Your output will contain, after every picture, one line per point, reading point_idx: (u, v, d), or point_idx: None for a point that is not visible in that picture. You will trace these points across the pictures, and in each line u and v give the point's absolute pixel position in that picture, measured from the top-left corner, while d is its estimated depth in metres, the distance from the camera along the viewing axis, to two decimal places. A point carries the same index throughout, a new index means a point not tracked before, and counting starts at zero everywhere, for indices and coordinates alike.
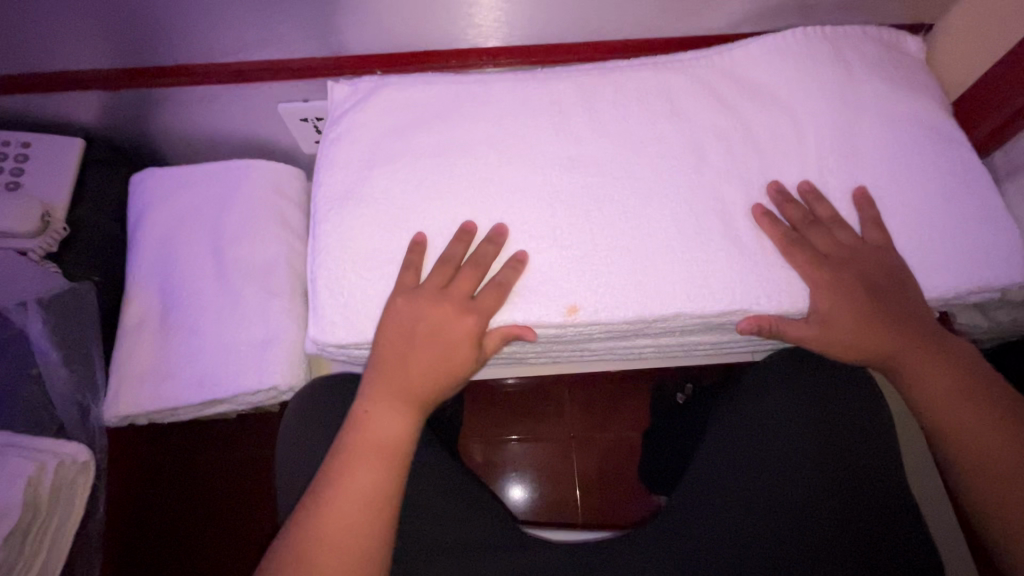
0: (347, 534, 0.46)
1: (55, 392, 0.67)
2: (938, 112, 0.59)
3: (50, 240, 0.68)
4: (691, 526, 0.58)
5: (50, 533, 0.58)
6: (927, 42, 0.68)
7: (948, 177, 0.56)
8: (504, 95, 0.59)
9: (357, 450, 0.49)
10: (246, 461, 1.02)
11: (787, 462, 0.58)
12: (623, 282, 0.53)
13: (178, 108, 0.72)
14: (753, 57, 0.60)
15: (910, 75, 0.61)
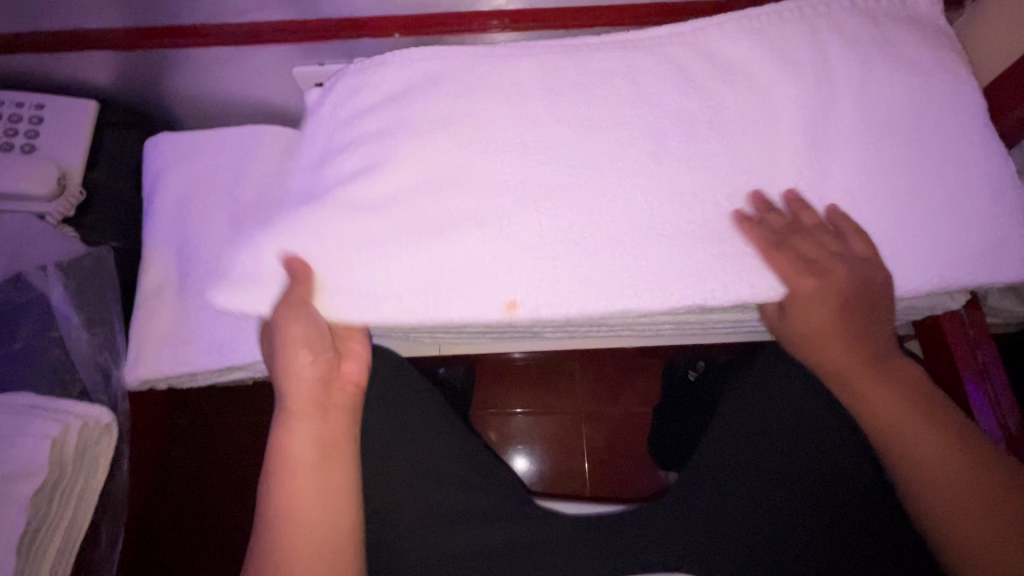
0: (312, 535, 0.52)
1: (78, 355, 0.66)
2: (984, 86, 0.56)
3: (68, 204, 0.68)
4: (713, 504, 0.59)
5: (76, 491, 0.60)
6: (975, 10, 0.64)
7: (991, 154, 0.53)
8: (524, 65, 0.57)
9: (298, 500, 0.53)
10: (262, 426, 1.04)
11: (773, 456, 0.60)
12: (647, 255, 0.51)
13: (191, 71, 0.71)
14: (790, 24, 0.57)
15: (956, 45, 0.58)
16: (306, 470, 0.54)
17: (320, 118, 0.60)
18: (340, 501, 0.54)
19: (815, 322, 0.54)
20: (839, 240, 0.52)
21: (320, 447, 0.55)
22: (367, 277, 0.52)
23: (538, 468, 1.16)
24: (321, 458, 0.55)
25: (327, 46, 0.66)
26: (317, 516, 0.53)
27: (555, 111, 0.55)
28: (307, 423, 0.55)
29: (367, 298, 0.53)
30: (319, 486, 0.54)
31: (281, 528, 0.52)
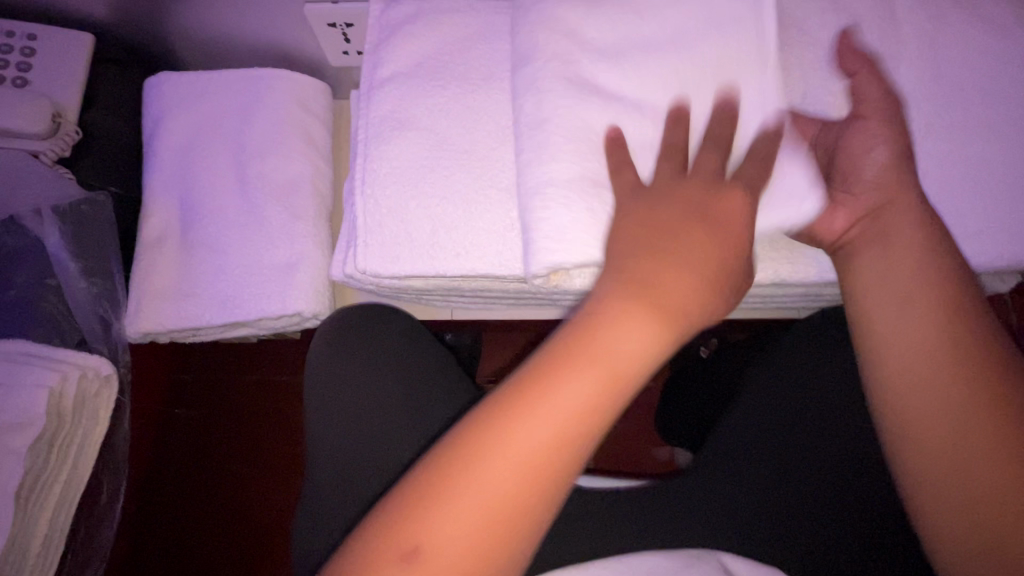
0: (454, 556, 0.35)
1: (76, 304, 0.63)
2: None
3: (64, 143, 0.64)
4: (723, 486, 0.58)
5: (76, 443, 0.58)
6: None
7: None
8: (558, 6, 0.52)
9: (486, 501, 0.36)
10: (265, 385, 1.02)
11: (790, 442, 0.58)
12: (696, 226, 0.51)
13: (195, 5, 0.65)
14: None
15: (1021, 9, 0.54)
16: (616, 352, 0.39)
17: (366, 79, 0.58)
18: (572, 423, 0.37)
19: (914, 329, 0.46)
20: None
21: (600, 398, 0.38)
22: (582, 220, 0.48)
23: None
24: (616, 383, 0.39)
25: None
26: (521, 466, 0.36)
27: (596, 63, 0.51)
28: (638, 323, 0.40)
29: (573, 231, 0.48)
30: (634, 347, 0.40)
31: (513, 421, 0.37)
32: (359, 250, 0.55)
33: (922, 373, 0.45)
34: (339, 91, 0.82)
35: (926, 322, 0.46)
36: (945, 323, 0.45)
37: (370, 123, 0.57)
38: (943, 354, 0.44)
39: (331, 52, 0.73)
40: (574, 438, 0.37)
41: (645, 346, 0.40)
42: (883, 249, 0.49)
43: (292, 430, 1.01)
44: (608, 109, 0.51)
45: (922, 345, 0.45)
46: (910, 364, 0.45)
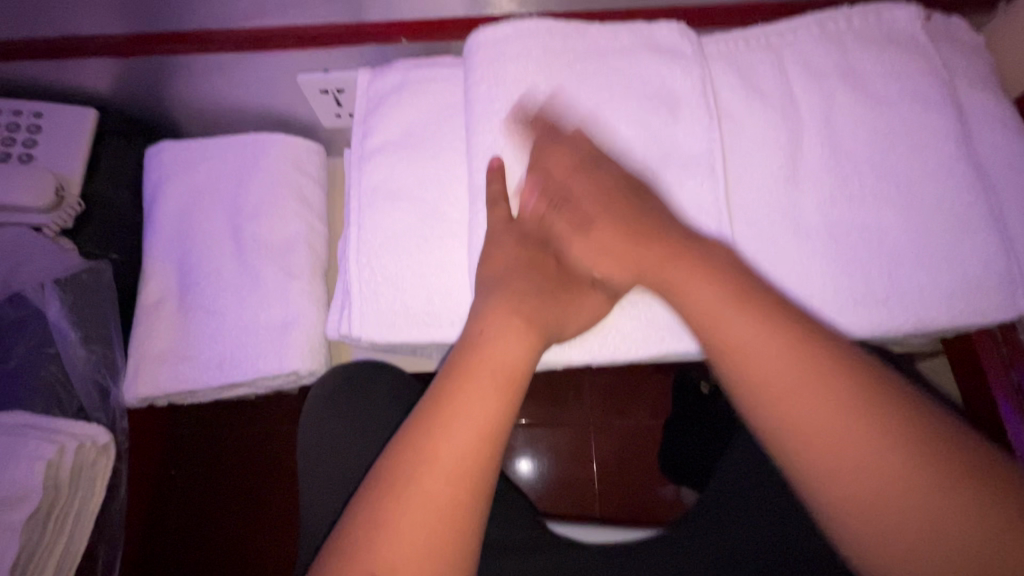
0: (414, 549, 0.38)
1: (75, 372, 0.64)
2: (999, 103, 0.55)
3: (66, 215, 0.66)
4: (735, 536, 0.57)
5: (72, 514, 0.58)
6: (991, 29, 0.62)
7: (1008, 173, 0.53)
8: (512, 66, 0.53)
9: (422, 506, 0.39)
10: (262, 436, 1.02)
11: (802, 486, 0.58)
12: (635, 315, 0.52)
13: (191, 78, 0.68)
14: (804, 40, 0.56)
15: (969, 62, 0.56)
16: (451, 439, 0.41)
17: (356, 149, 0.60)
18: (450, 502, 0.40)
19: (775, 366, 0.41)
20: (984, 247, 0.50)
21: (456, 483, 0.40)
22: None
23: (545, 481, 1.14)
24: (482, 446, 0.41)
25: (333, 51, 0.64)
26: (446, 507, 0.39)
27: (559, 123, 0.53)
28: (489, 389, 0.44)
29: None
30: (478, 420, 0.42)
31: (393, 510, 0.39)
32: (353, 315, 0.56)
33: (828, 432, 0.39)
34: (332, 150, 0.85)
35: (794, 374, 0.40)
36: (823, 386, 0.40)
37: (360, 193, 0.59)
38: (831, 390, 0.39)
39: (323, 114, 0.76)
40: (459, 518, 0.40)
41: (504, 386, 0.44)
42: (743, 325, 0.43)
43: (291, 483, 1.00)
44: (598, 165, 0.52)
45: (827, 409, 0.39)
46: (802, 434, 0.40)
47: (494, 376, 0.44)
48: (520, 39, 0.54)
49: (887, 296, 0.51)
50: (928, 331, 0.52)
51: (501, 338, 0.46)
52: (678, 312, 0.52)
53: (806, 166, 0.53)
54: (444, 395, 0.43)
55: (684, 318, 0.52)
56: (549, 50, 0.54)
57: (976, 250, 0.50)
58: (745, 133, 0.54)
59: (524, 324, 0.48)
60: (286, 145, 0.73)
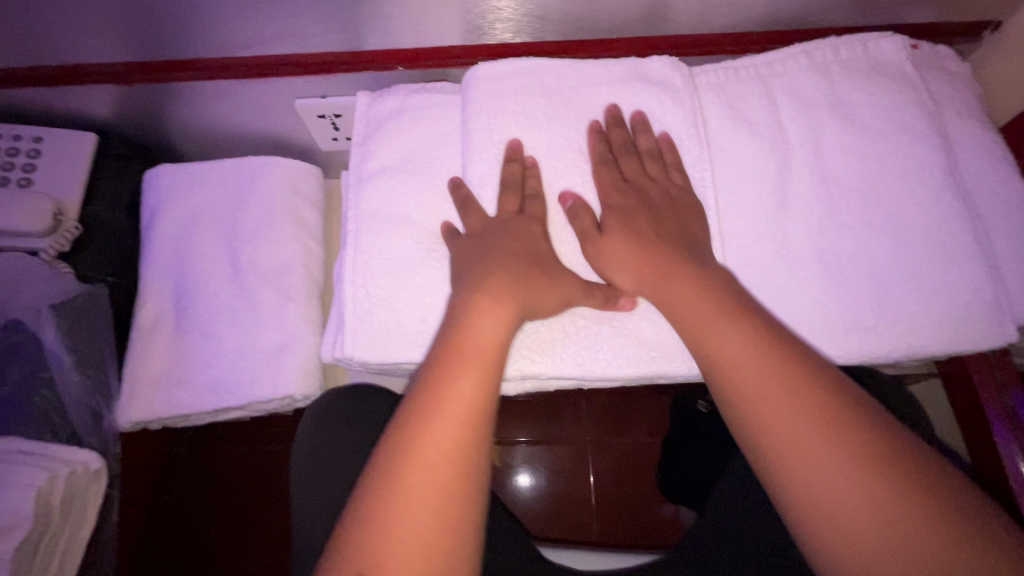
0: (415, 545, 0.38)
1: (68, 396, 0.64)
2: (986, 131, 0.56)
3: (63, 239, 0.67)
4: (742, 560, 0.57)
5: (62, 541, 0.58)
6: (977, 58, 0.63)
7: (995, 199, 0.53)
8: (509, 97, 0.54)
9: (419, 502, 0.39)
10: (256, 457, 1.01)
11: None
12: (624, 332, 0.52)
13: (191, 103, 0.69)
14: (793, 69, 0.57)
15: (956, 89, 0.57)
16: (446, 429, 0.42)
17: (353, 173, 0.61)
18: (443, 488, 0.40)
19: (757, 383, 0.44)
20: (975, 273, 0.50)
21: (453, 467, 0.41)
22: (540, 331, 0.52)
23: (542, 502, 1.13)
24: (471, 423, 0.42)
25: (331, 78, 0.65)
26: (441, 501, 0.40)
27: (552, 154, 0.54)
28: (469, 377, 0.44)
29: (525, 341, 0.52)
30: (468, 398, 0.43)
31: (390, 512, 0.39)
32: (347, 339, 0.56)
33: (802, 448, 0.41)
34: (330, 171, 0.85)
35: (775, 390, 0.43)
36: (815, 413, 0.42)
37: (356, 218, 0.59)
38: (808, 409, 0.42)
39: (320, 138, 0.76)
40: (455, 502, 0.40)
41: (482, 373, 0.44)
42: (727, 342, 0.45)
43: (285, 504, 0.99)
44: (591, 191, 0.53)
45: (790, 418, 0.42)
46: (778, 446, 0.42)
47: (474, 366, 0.44)
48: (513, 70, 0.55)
49: (879, 322, 0.51)
50: (921, 357, 0.52)
51: (482, 324, 0.46)
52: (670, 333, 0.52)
53: (797, 193, 0.54)
54: (431, 384, 0.43)
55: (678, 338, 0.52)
56: (543, 82, 0.55)
57: (965, 277, 0.50)
58: (736, 161, 0.55)
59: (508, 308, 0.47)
60: (284, 167, 0.73)
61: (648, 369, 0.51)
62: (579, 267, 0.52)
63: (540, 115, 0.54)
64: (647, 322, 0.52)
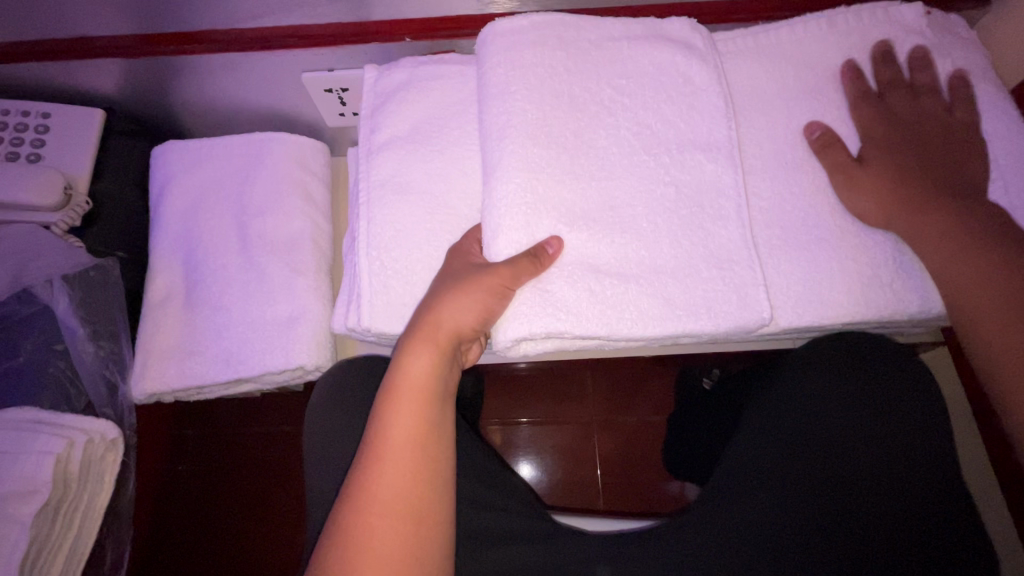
0: (389, 522, 0.43)
1: (83, 368, 0.66)
2: (996, 94, 0.56)
3: (74, 214, 0.66)
4: (760, 520, 0.57)
5: (81, 508, 0.59)
6: (987, 24, 0.63)
7: (1006, 162, 0.53)
8: (525, 56, 0.53)
9: (389, 482, 0.44)
10: (266, 435, 1.02)
11: (822, 466, 0.58)
12: (647, 296, 0.50)
13: (197, 78, 0.69)
14: (802, 34, 0.57)
15: (967, 54, 0.57)
16: (406, 413, 0.47)
17: (362, 147, 0.61)
18: (412, 460, 0.45)
19: (946, 230, 0.49)
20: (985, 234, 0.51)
21: (421, 445, 0.46)
22: (563, 291, 0.50)
23: (550, 479, 1.14)
24: (430, 394, 0.48)
25: (338, 51, 0.65)
26: (408, 483, 0.45)
27: (570, 113, 0.52)
28: (427, 356, 0.49)
29: (548, 300, 0.49)
30: (425, 378, 0.48)
31: (363, 497, 0.44)
32: (363, 306, 0.57)
33: (967, 281, 0.48)
34: (335, 149, 0.86)
35: (945, 248, 0.49)
36: (989, 257, 0.48)
37: (366, 188, 0.59)
38: (970, 243, 0.48)
39: (328, 114, 0.76)
40: (426, 471, 0.46)
41: (441, 353, 0.49)
42: (901, 210, 0.51)
43: (295, 481, 1.01)
44: (603, 155, 0.52)
45: (957, 256, 0.48)
46: (958, 290, 0.48)
47: (435, 345, 0.49)
48: (539, 24, 0.54)
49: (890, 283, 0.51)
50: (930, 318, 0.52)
51: (445, 308, 0.49)
52: (696, 291, 0.51)
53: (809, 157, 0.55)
54: (394, 372, 0.49)
55: (701, 303, 0.51)
56: (561, 40, 0.54)
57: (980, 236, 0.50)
58: (748, 127, 0.56)
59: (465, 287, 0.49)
60: (291, 141, 0.73)
61: (671, 333, 0.51)
62: (598, 231, 0.51)
63: (556, 73, 0.53)
64: (673, 280, 0.51)
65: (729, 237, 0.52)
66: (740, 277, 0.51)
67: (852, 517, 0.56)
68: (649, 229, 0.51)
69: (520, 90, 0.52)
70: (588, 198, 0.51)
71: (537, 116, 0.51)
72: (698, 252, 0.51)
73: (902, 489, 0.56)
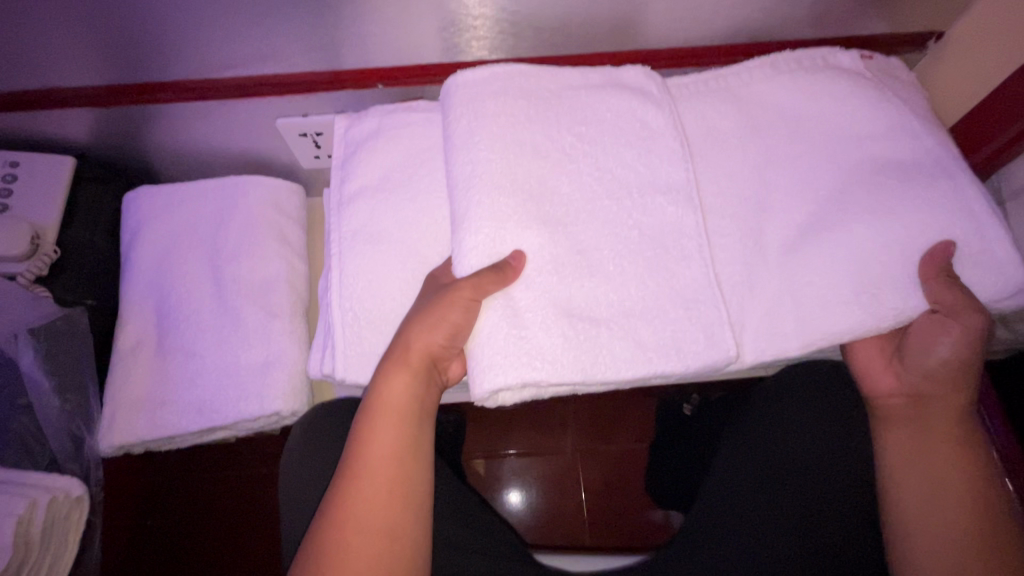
0: (363, 549, 0.44)
1: (48, 423, 0.64)
2: (937, 132, 0.60)
3: (41, 263, 0.65)
4: (741, 541, 0.60)
5: (42, 572, 0.56)
6: (927, 65, 0.68)
7: (951, 196, 0.57)
8: (490, 103, 0.55)
9: (365, 504, 0.46)
10: (241, 480, 0.99)
11: (796, 491, 0.61)
12: (617, 338, 0.51)
13: (170, 125, 0.70)
14: (756, 80, 0.60)
15: (908, 95, 0.61)
16: (383, 436, 0.48)
17: (334, 195, 0.62)
18: (388, 474, 0.47)
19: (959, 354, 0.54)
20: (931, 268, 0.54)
21: (397, 468, 0.48)
22: (537, 337, 0.50)
23: (536, 514, 1.13)
24: (406, 415, 0.49)
25: (312, 97, 0.66)
26: (381, 505, 0.46)
27: (537, 157, 0.54)
28: (402, 380, 0.50)
29: (522, 348, 0.49)
30: (402, 399, 0.50)
31: (337, 520, 0.45)
32: (337, 358, 0.57)
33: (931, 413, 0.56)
34: (311, 189, 0.86)
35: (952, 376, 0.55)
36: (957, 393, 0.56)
37: (340, 236, 0.60)
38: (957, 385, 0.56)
39: (302, 156, 0.77)
40: (405, 484, 0.47)
41: (415, 376, 0.51)
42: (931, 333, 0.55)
43: (272, 528, 0.98)
44: (573, 198, 0.54)
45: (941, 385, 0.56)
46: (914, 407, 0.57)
47: (408, 368, 0.50)
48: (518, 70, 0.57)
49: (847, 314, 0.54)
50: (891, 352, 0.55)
51: (414, 331, 0.51)
52: (664, 333, 0.52)
53: (772, 198, 0.58)
54: (370, 395, 0.50)
55: (669, 340, 0.52)
56: (524, 89, 0.56)
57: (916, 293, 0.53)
58: (712, 169, 0.58)
59: (431, 311, 0.50)
60: (265, 185, 0.74)
61: (644, 375, 0.52)
62: (570, 275, 0.52)
63: (523, 119, 0.55)
64: (639, 321, 0.52)
65: (693, 277, 0.54)
66: (703, 315, 0.53)
67: (817, 523, 0.60)
68: (616, 273, 0.53)
69: (487, 137, 0.53)
70: (558, 246, 0.52)
71: (504, 166, 0.53)
72: (665, 290, 0.53)
73: (857, 480, 0.62)
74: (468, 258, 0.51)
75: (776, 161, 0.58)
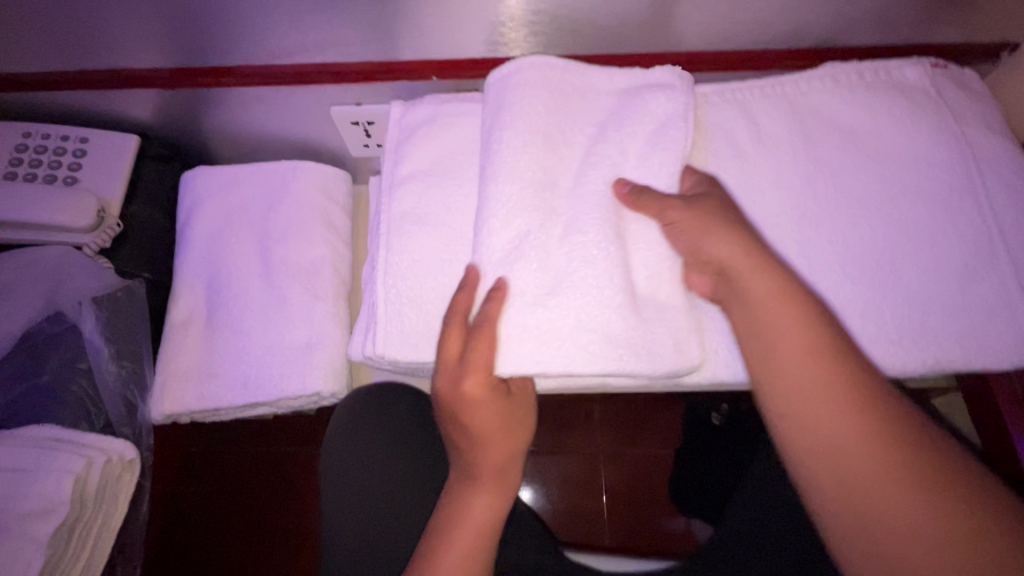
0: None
1: (104, 387, 0.67)
2: (1008, 147, 0.57)
3: (105, 236, 0.69)
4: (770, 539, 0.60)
5: (95, 529, 0.60)
6: (1000, 75, 0.65)
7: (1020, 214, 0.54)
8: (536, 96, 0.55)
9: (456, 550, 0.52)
10: (272, 456, 1.02)
11: None
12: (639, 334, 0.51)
13: (229, 109, 0.72)
14: (818, 90, 0.60)
15: (977, 106, 0.59)
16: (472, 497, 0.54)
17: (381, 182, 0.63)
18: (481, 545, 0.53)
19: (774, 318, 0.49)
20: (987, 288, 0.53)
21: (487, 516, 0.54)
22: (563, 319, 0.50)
23: (555, 513, 1.13)
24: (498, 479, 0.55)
25: (367, 87, 0.67)
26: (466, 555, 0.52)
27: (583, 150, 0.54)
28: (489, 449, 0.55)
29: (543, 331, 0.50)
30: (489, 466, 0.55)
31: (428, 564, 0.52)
32: (378, 340, 0.58)
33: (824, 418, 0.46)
34: (358, 177, 0.88)
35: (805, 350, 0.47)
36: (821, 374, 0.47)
37: (387, 223, 0.61)
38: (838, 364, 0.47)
39: (353, 144, 0.79)
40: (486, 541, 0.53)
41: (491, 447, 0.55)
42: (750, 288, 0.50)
43: (300, 505, 1.00)
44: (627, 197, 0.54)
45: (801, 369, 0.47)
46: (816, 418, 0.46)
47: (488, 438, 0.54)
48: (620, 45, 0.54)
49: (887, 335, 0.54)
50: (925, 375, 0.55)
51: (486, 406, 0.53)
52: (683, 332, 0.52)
53: (820, 207, 0.57)
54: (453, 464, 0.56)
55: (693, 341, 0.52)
56: (570, 84, 0.56)
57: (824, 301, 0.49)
58: (761, 175, 0.58)
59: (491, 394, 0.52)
60: (317, 170, 0.76)
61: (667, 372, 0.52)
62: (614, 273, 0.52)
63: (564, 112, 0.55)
64: (660, 324, 0.52)
65: None
66: None
67: None
68: (652, 272, 0.53)
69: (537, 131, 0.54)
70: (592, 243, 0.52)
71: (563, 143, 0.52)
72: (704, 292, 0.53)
73: None
74: (505, 245, 0.51)
75: (831, 172, 0.57)
